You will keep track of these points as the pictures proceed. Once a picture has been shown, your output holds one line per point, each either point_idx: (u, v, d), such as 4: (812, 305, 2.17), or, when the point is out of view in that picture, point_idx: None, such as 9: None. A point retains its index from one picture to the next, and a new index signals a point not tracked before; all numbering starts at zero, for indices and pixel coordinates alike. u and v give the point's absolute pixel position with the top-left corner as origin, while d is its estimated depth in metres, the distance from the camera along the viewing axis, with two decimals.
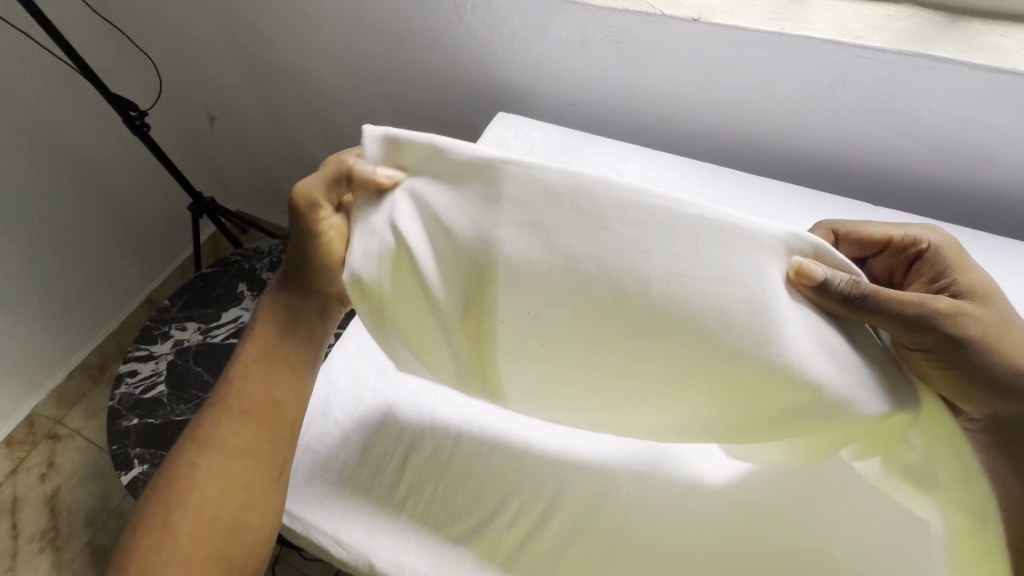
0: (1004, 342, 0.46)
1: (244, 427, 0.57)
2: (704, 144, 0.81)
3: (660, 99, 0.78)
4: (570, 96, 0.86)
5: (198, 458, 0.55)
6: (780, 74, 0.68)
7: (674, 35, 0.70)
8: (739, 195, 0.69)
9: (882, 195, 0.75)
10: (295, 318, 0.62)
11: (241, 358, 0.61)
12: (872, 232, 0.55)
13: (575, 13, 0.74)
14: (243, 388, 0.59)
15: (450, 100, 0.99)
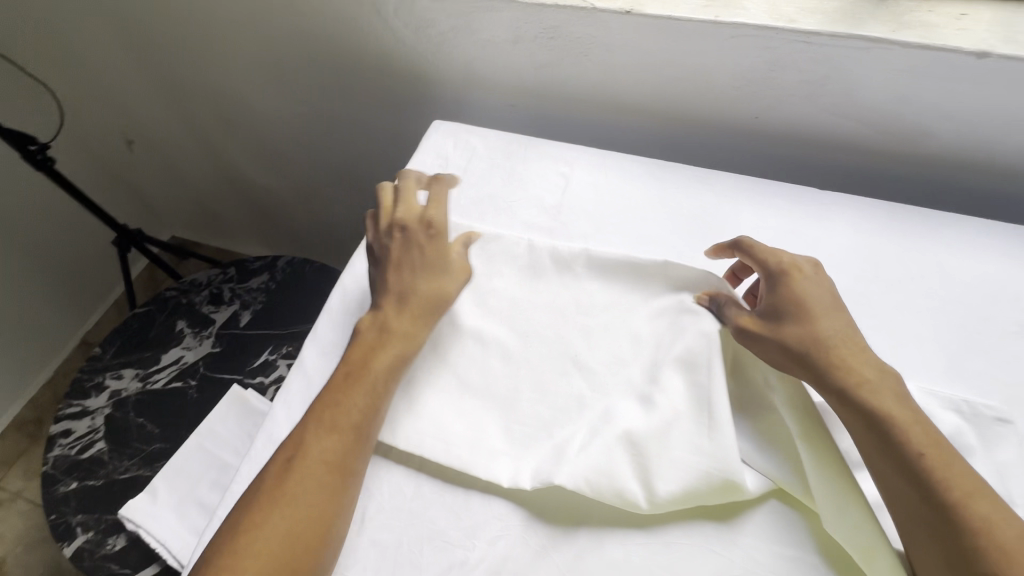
0: (804, 337, 0.48)
1: (338, 443, 0.47)
2: (649, 137, 0.79)
3: (601, 95, 0.75)
4: (509, 97, 0.82)
5: (311, 475, 0.45)
6: (719, 63, 0.66)
7: (609, 30, 0.67)
8: (689, 191, 0.67)
9: (827, 175, 0.74)
10: (405, 322, 0.53)
11: (355, 362, 0.51)
12: (743, 252, 0.55)
13: (504, 11, 0.70)
14: (342, 395, 0.49)
15: (385, 107, 0.94)
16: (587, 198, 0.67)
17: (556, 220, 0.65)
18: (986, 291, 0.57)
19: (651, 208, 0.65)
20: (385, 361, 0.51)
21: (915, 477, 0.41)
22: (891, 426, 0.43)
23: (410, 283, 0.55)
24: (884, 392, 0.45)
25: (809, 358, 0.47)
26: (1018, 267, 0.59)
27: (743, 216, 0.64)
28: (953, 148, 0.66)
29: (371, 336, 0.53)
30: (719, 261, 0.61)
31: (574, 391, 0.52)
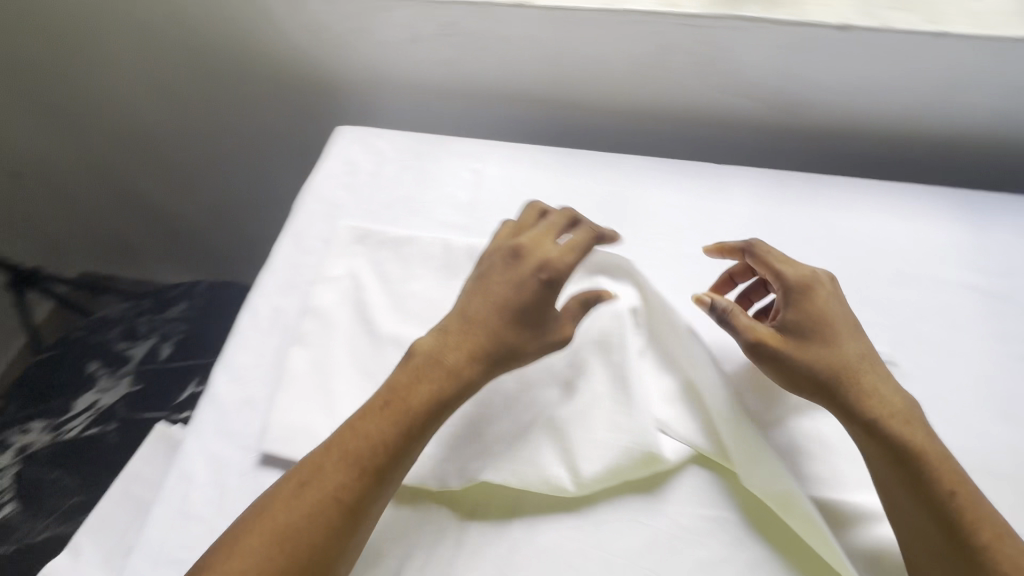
0: (830, 359, 0.46)
1: (356, 486, 0.42)
2: (559, 128, 0.80)
3: (508, 90, 0.76)
4: (417, 97, 0.81)
5: (323, 508, 0.41)
6: (613, 50, 0.68)
7: (505, 25, 0.68)
8: (597, 177, 0.68)
9: (728, 151, 0.78)
10: (461, 361, 0.47)
11: (394, 392, 0.46)
12: (766, 261, 0.52)
13: (397, 11, 0.69)
14: (375, 427, 0.44)
15: (293, 116, 0.91)
16: (500, 192, 0.67)
17: (471, 217, 0.65)
18: (871, 246, 0.62)
19: (562, 196, 0.66)
20: (426, 406, 0.45)
21: (927, 499, 0.42)
22: (924, 458, 0.43)
23: (492, 322, 0.48)
24: (914, 421, 0.44)
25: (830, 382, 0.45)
26: (896, 220, 0.64)
27: (650, 196, 0.66)
28: (834, 116, 0.70)
29: (428, 371, 0.46)
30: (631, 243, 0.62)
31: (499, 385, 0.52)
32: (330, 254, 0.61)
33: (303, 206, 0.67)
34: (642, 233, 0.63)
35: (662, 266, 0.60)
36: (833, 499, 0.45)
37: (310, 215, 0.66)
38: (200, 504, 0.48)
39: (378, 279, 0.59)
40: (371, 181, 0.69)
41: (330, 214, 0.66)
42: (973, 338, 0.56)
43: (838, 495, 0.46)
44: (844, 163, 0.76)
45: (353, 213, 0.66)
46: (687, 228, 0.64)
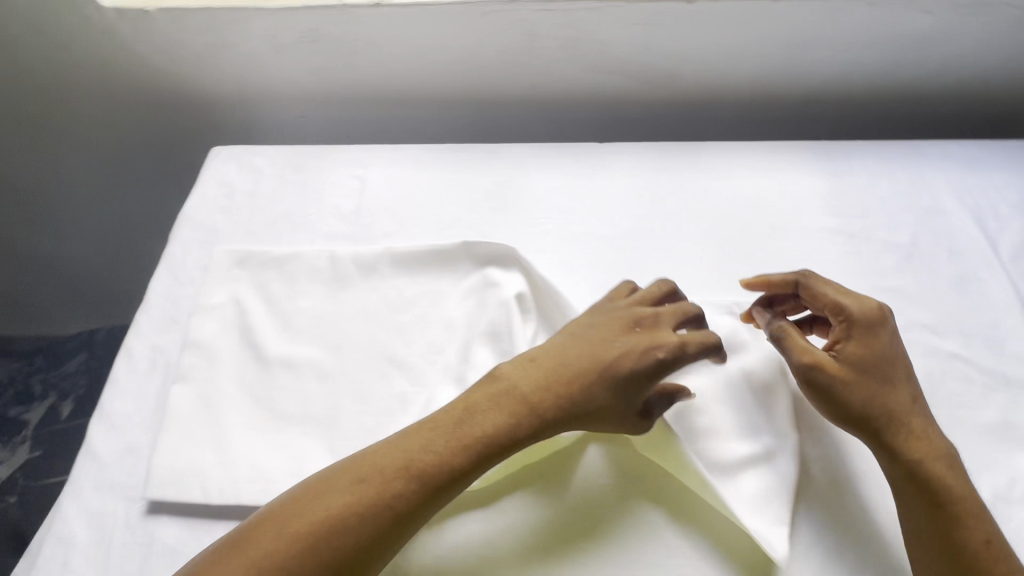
0: (881, 399, 0.44)
1: (383, 521, 0.39)
2: (446, 125, 0.79)
3: (388, 90, 0.75)
4: (298, 108, 0.79)
5: (365, 510, 0.39)
6: (479, 42, 0.69)
7: (367, 25, 0.67)
8: (483, 169, 0.68)
9: (611, 130, 0.80)
10: (523, 431, 0.43)
11: (463, 418, 0.43)
12: (828, 292, 0.48)
13: (253, 20, 0.68)
14: (427, 450, 0.42)
15: (170, 139, 0.86)
16: (386, 196, 0.66)
17: (357, 223, 0.64)
18: (746, 203, 0.65)
19: (450, 192, 0.66)
20: (493, 439, 0.42)
21: (951, 541, 0.40)
22: (960, 505, 0.41)
23: (581, 384, 0.44)
24: (958, 469, 0.43)
25: (878, 420, 0.43)
26: (762, 177, 0.68)
27: (536, 183, 0.67)
28: (702, 84, 0.74)
29: (493, 416, 0.43)
30: (519, 230, 0.63)
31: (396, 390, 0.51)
32: (209, 282, 0.58)
33: (177, 236, 0.64)
34: (529, 219, 0.64)
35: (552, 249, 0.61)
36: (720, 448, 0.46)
37: (189, 242, 0.63)
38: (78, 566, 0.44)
39: (264, 301, 0.56)
40: (250, 202, 0.66)
41: (206, 240, 0.63)
42: (844, 275, 0.60)
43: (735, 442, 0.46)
44: (719, 129, 0.80)
45: (235, 238, 0.64)
46: (573, 209, 0.65)
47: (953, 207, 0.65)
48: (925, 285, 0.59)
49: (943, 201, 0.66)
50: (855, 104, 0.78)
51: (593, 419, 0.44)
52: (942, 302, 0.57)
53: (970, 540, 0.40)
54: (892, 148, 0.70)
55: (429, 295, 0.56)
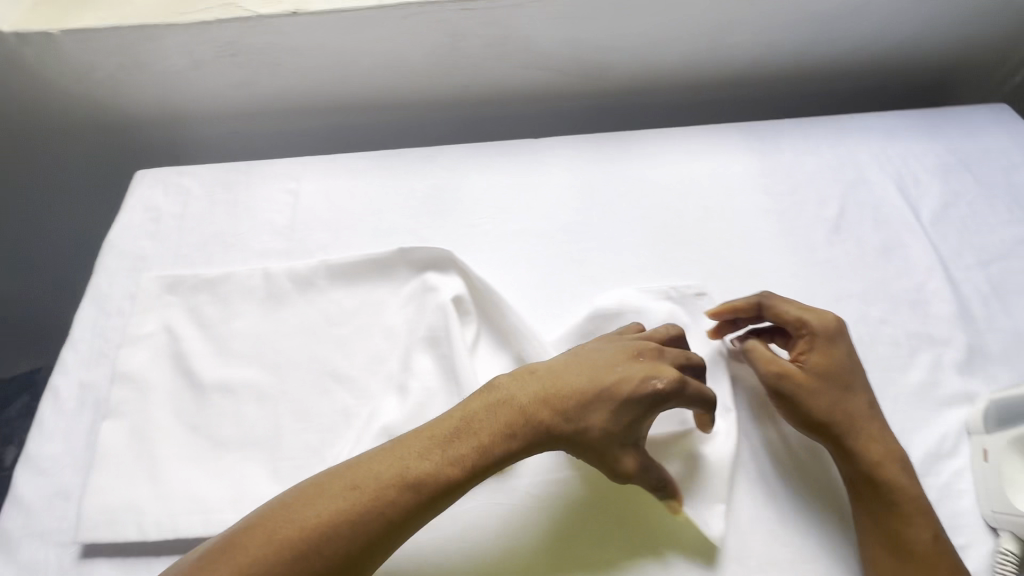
0: (841, 404, 0.53)
1: (383, 527, 0.42)
2: (372, 121, 0.86)
3: (334, 90, 0.80)
4: (225, 111, 0.82)
5: (361, 519, 0.41)
6: (402, 44, 0.74)
7: (310, 28, 0.70)
8: (417, 170, 0.71)
9: (525, 116, 0.87)
10: (518, 453, 0.46)
11: (461, 429, 0.46)
12: (795, 312, 0.56)
13: (169, 37, 0.71)
14: (424, 460, 0.44)
15: (104, 150, 0.90)
16: (318, 206, 0.68)
17: (291, 237, 0.65)
18: (667, 188, 0.71)
19: (387, 197, 0.69)
20: (487, 449, 0.45)
21: (893, 531, 0.49)
22: (902, 498, 0.50)
23: (581, 405, 0.47)
24: (903, 465, 0.51)
25: (834, 426, 0.52)
26: (678, 161, 0.74)
27: (467, 182, 0.70)
28: (619, 69, 0.81)
29: (494, 432, 0.46)
30: (455, 233, 0.66)
31: (340, 401, 0.52)
32: (145, 309, 0.58)
33: (105, 260, 0.64)
34: (464, 223, 0.67)
35: (487, 249, 0.65)
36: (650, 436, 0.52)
37: (120, 263, 0.64)
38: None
39: (197, 323, 0.57)
40: (180, 224, 0.67)
41: (137, 264, 0.64)
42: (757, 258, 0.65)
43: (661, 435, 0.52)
44: (622, 112, 0.89)
45: (175, 261, 0.64)
46: (504, 210, 0.68)
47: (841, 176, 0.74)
48: (820, 253, 0.67)
49: (835, 170, 0.74)
50: (755, 79, 0.87)
51: (596, 450, 0.47)
52: (833, 269, 0.66)
53: (914, 530, 0.48)
54: (775, 121, 0.78)
55: (366, 301, 0.57)
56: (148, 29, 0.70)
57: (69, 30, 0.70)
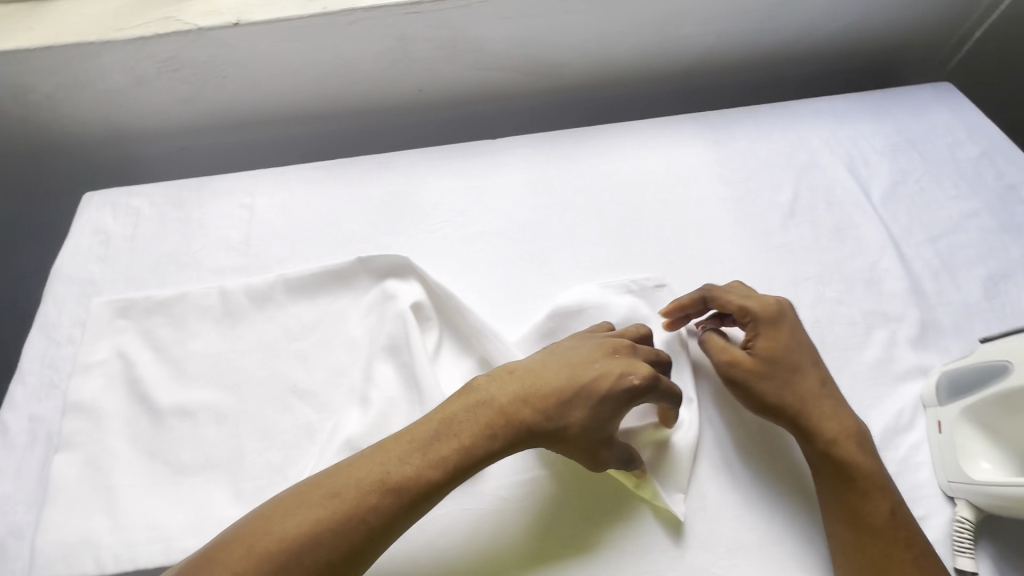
0: None
1: (466, 464, 0.47)
2: (545, 108, 0.89)
3: (523, 66, 0.81)
4: (405, 93, 0.82)
5: (491, 437, 0.48)
6: (593, 20, 0.76)
7: (537, 7, 0.73)
8: (575, 159, 0.76)
9: (706, 119, 0.80)
10: (596, 424, 0.48)
11: (596, 389, 0.49)
12: None
13: (371, 17, 0.71)
14: (555, 404, 0.49)
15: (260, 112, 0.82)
16: (491, 199, 0.72)
17: (463, 225, 0.71)
18: (808, 199, 0.72)
19: (545, 182, 0.74)
20: (613, 410, 0.49)
21: None
22: None
23: (807, 410, 0.52)
24: None
25: (865, 477, 0.49)
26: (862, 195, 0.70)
27: (616, 167, 0.75)
28: (775, 42, 0.85)
29: (550, 397, 0.49)
30: (601, 228, 0.70)
31: (470, 367, 0.59)
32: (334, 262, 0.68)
33: (304, 222, 0.72)
34: (609, 222, 0.71)
35: (612, 246, 0.68)
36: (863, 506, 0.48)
37: (314, 229, 0.71)
38: (232, 485, 0.55)
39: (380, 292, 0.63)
40: (367, 199, 0.73)
41: (329, 234, 0.71)
42: None
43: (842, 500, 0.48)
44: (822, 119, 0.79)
45: (352, 216, 0.72)
46: None
47: (997, 216, 0.70)
48: (967, 289, 0.64)
49: (993, 209, 0.71)
50: (886, 53, 0.90)
51: (824, 450, 0.51)
52: (980, 305, 0.63)
53: None
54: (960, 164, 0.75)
55: (519, 278, 0.66)
56: (372, 13, 0.70)
57: (292, 19, 0.70)
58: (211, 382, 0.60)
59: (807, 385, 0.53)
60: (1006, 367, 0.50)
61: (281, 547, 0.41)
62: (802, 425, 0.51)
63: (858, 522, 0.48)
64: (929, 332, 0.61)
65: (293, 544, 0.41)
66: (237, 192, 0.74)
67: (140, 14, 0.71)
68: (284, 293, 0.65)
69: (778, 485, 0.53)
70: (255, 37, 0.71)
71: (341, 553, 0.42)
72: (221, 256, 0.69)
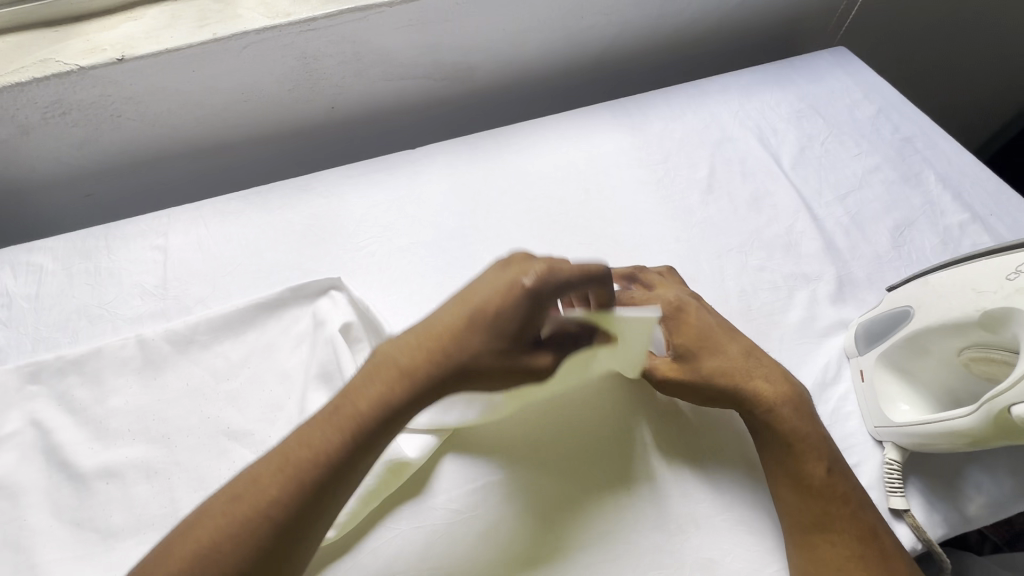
0: None
1: (375, 422, 0.43)
2: (463, 111, 0.88)
3: (434, 71, 0.80)
4: (317, 113, 0.80)
5: (393, 387, 0.44)
6: (494, 22, 0.76)
7: (438, 9, 0.72)
8: (496, 159, 0.76)
9: (619, 104, 0.81)
10: (501, 341, 0.46)
11: (492, 305, 0.46)
12: None
13: (268, 39, 0.69)
14: (454, 336, 0.45)
15: (164, 148, 0.78)
16: (415, 209, 0.72)
17: (389, 239, 0.69)
18: (724, 172, 0.74)
19: (469, 186, 0.73)
20: (512, 318, 0.46)
21: None
22: None
23: (748, 391, 0.52)
24: None
25: (802, 441, 0.50)
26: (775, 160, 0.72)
27: (537, 162, 0.75)
28: (677, 24, 0.87)
29: (448, 334, 0.46)
30: (529, 226, 0.70)
31: None
32: (258, 294, 0.65)
33: (222, 257, 0.69)
34: (536, 218, 0.71)
35: (540, 242, 0.69)
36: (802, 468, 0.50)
37: (234, 264, 0.69)
38: None
39: (311, 320, 0.62)
40: (286, 225, 0.71)
41: (251, 265, 0.69)
42: None
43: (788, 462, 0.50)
44: (729, 93, 0.82)
45: (274, 244, 0.70)
46: None
47: (896, 168, 0.74)
48: (876, 241, 0.68)
49: (893, 162, 0.74)
50: (783, 24, 0.94)
51: (766, 426, 0.51)
52: (889, 255, 0.67)
53: None
54: (857, 123, 0.79)
55: (452, 285, 0.66)
56: (265, 34, 0.68)
57: (181, 49, 0.67)
58: (138, 438, 0.57)
59: (729, 362, 0.54)
60: (908, 312, 0.53)
61: (188, 572, 0.38)
62: (740, 401, 0.52)
63: (796, 485, 0.49)
64: (846, 287, 0.64)
65: (195, 563, 0.38)
66: (148, 234, 0.71)
67: (11, 58, 0.66)
68: (208, 332, 0.62)
69: (725, 461, 0.54)
70: (144, 72, 0.68)
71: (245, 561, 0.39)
72: (137, 303, 0.66)
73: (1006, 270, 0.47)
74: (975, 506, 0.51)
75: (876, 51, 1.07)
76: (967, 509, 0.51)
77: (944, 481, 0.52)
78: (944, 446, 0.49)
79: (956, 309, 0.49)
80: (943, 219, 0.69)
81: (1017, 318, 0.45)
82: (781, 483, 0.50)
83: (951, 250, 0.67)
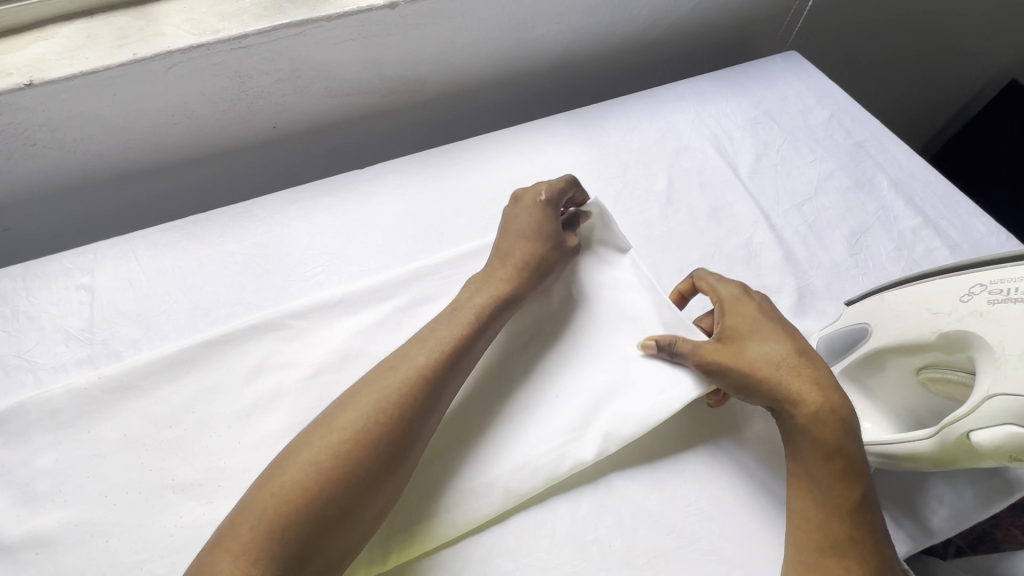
0: None
1: (495, 300, 0.53)
2: (417, 127, 0.85)
3: (382, 86, 0.77)
4: (259, 132, 0.76)
5: (495, 276, 0.55)
6: (439, 34, 0.73)
7: (380, 24, 0.69)
8: (449, 178, 0.73)
9: (575, 113, 0.79)
10: (551, 238, 0.58)
11: (535, 218, 0.58)
12: None
13: (195, 57, 0.64)
14: (522, 244, 0.57)
15: (91, 174, 0.72)
16: (365, 233, 0.69)
17: (339, 266, 0.66)
18: (682, 182, 0.73)
19: (423, 209, 0.70)
20: (552, 224, 0.59)
21: None
22: None
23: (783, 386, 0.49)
24: None
25: (842, 456, 0.47)
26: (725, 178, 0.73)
27: (490, 180, 0.73)
28: (630, 31, 0.85)
29: (518, 242, 0.57)
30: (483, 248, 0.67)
31: None
32: (198, 334, 0.61)
33: (156, 292, 0.64)
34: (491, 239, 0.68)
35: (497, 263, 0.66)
36: (838, 485, 0.47)
37: (169, 302, 0.64)
38: None
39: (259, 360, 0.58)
40: (226, 253, 0.67)
41: (187, 300, 0.64)
42: None
43: (803, 480, 0.48)
44: (684, 101, 0.80)
45: (212, 277, 0.65)
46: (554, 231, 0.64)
47: (851, 174, 0.74)
48: (834, 250, 0.68)
49: (847, 168, 0.75)
50: (735, 29, 0.94)
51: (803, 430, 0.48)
52: (847, 264, 0.67)
53: None
54: (810, 128, 0.79)
55: (407, 312, 0.61)
56: (192, 52, 0.63)
57: (97, 71, 0.62)
58: (68, 500, 0.52)
59: (777, 359, 0.50)
60: (866, 330, 0.52)
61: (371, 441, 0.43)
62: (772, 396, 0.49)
63: (827, 501, 0.46)
64: (806, 298, 0.64)
65: (374, 431, 0.44)
66: (72, 272, 0.65)
67: None
68: (142, 378, 0.57)
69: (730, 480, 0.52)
70: (59, 97, 0.62)
71: (415, 417, 0.45)
72: (61, 350, 0.60)
73: (959, 292, 0.46)
74: (938, 516, 0.51)
75: (828, 52, 1.08)
76: (929, 521, 0.51)
77: (905, 494, 0.52)
78: (909, 466, 0.49)
79: (914, 329, 0.48)
80: (897, 225, 0.70)
81: (973, 342, 0.44)
82: (818, 506, 0.47)
83: (905, 256, 0.67)
